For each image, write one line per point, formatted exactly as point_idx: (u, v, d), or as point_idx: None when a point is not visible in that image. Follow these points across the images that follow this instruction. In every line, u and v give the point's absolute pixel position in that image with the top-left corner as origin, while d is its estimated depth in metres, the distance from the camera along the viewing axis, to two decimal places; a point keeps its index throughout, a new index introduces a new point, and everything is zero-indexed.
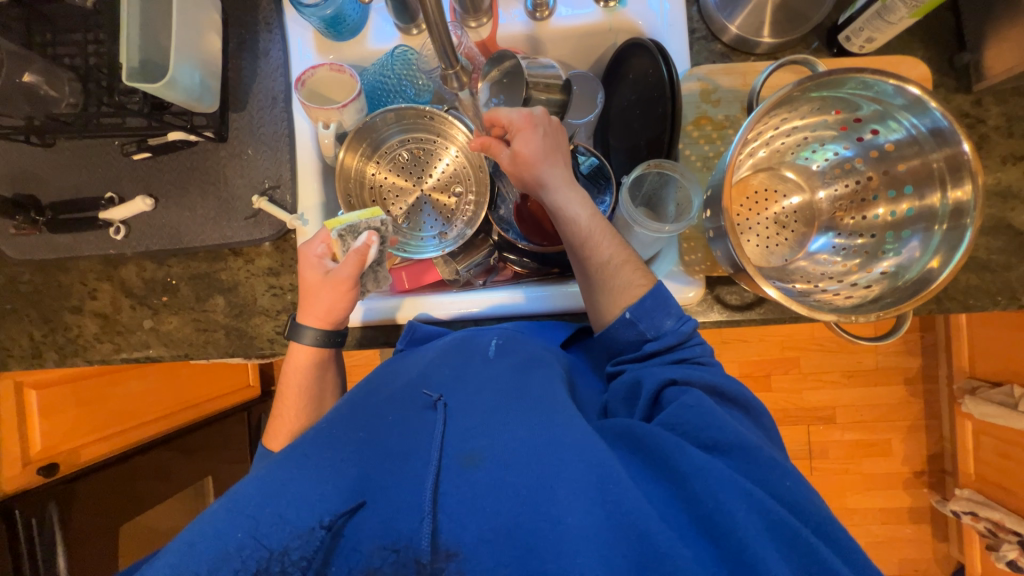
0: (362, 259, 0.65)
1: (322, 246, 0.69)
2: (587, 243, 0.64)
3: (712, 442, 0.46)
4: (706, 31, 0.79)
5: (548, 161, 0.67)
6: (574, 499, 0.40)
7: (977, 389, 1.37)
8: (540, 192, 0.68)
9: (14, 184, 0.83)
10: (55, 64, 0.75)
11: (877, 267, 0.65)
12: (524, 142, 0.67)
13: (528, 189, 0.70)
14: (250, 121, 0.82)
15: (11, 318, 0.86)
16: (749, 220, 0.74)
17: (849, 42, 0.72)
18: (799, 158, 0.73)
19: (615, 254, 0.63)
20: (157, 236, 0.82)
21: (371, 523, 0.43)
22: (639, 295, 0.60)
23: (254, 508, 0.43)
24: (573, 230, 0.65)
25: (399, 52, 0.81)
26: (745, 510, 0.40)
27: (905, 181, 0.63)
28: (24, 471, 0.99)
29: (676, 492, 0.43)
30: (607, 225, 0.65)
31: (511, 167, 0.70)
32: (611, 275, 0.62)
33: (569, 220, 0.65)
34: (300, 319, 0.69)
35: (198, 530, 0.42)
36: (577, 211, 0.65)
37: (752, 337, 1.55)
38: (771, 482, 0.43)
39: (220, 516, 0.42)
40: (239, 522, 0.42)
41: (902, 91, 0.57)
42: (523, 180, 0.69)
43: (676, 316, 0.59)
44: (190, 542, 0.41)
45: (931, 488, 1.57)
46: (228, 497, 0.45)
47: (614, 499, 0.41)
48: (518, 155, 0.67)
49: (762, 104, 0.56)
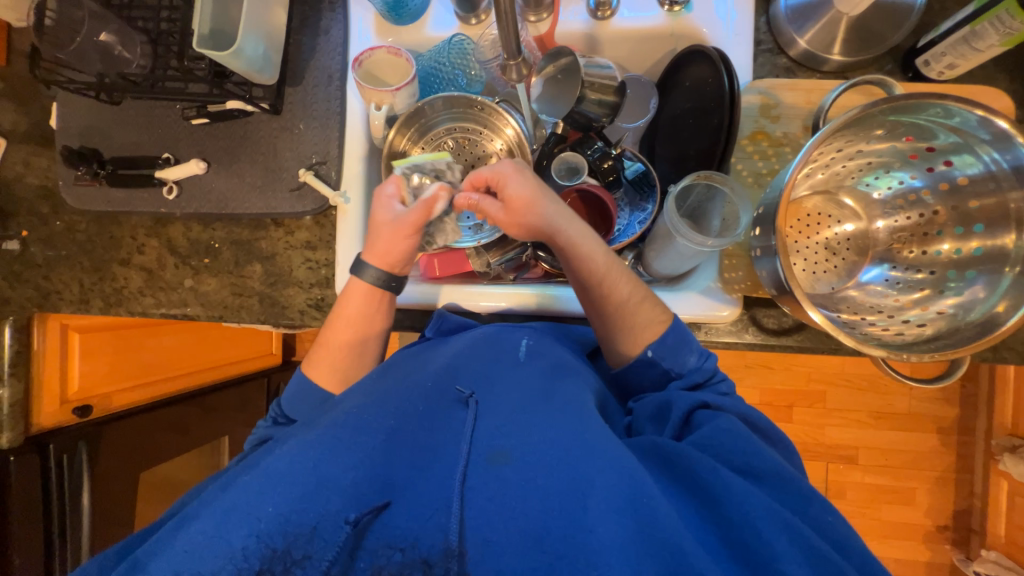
0: (428, 211, 0.66)
1: (393, 187, 0.70)
2: (604, 281, 0.64)
3: (744, 468, 0.46)
4: (772, 43, 0.76)
5: (543, 200, 0.65)
6: (606, 510, 0.41)
7: (1018, 448, 1.29)
8: (544, 233, 0.67)
9: (82, 137, 0.87)
10: (131, 27, 0.78)
11: (936, 306, 0.61)
12: (519, 188, 0.65)
13: (529, 233, 0.69)
14: (305, 96, 0.84)
15: (65, 264, 0.91)
16: (798, 243, 0.71)
17: (927, 67, 0.69)
18: (860, 183, 0.70)
19: (632, 291, 0.64)
20: (206, 199, 0.85)
21: (400, 516, 0.45)
22: (660, 331, 0.63)
23: (288, 485, 0.45)
24: (586, 271, 0.64)
25: (455, 40, 0.82)
26: (785, 542, 0.39)
27: (976, 219, 0.60)
28: (61, 409, 1.03)
29: (709, 514, 0.43)
30: (618, 261, 0.65)
31: (506, 218, 0.68)
32: (632, 312, 0.63)
33: (582, 259, 0.64)
34: (362, 255, 0.70)
35: (230, 502, 0.44)
36: (590, 249, 0.64)
37: (779, 365, 1.50)
38: (809, 514, 0.44)
39: (254, 487, 0.45)
40: (274, 493, 0.44)
41: (988, 124, 0.54)
42: (523, 228, 0.67)
43: (699, 353, 0.63)
44: (224, 509, 0.43)
45: (954, 545, 1.48)
46: (261, 470, 0.47)
47: (648, 515, 0.40)
48: (514, 201, 0.66)
49: (829, 125, 0.54)
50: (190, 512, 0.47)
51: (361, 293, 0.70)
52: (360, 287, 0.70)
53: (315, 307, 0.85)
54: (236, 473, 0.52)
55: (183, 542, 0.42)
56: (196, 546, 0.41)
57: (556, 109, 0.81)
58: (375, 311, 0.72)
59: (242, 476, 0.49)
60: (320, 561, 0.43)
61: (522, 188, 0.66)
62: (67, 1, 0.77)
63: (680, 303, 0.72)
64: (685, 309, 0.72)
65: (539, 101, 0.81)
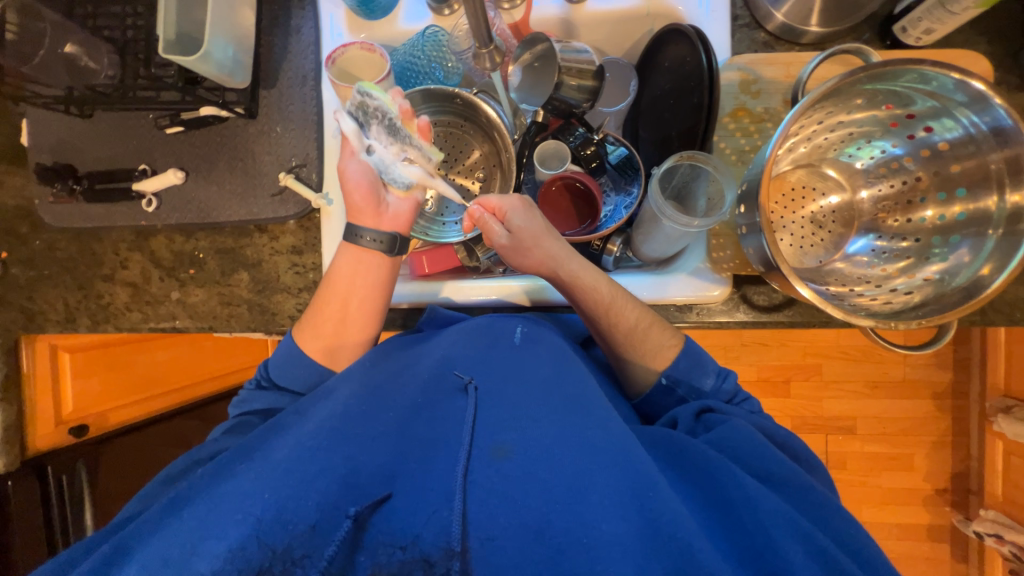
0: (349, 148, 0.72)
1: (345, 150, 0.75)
2: (610, 310, 0.64)
3: (757, 472, 0.49)
4: (749, 18, 0.75)
5: (549, 236, 0.66)
6: (610, 505, 0.42)
7: (1011, 408, 1.31)
8: (549, 269, 0.66)
9: (54, 154, 0.85)
10: (95, 36, 0.76)
11: (922, 273, 0.62)
12: (524, 222, 0.66)
13: (529, 267, 0.68)
14: (279, 99, 0.82)
15: (48, 284, 0.89)
16: (783, 219, 0.71)
17: (904, 33, 0.68)
18: (843, 155, 0.70)
19: (640, 316, 0.64)
20: (186, 209, 0.84)
21: (402, 511, 0.45)
22: (671, 357, 0.64)
23: (282, 475, 0.45)
24: (594, 302, 0.64)
25: (430, 34, 0.80)
26: (800, 552, 0.40)
27: (958, 183, 0.60)
28: (57, 431, 1.01)
29: (720, 511, 0.45)
30: (622, 289, 0.66)
31: (512, 250, 0.67)
32: (641, 339, 0.64)
33: (588, 291, 0.64)
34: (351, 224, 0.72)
35: (230, 491, 0.44)
36: (595, 280, 0.65)
37: (775, 341, 1.51)
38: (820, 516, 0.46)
39: (249, 482, 0.44)
40: (267, 485, 0.43)
41: (964, 86, 0.54)
42: (529, 261, 0.67)
43: (716, 374, 0.64)
44: (218, 500, 0.43)
45: (953, 507, 1.51)
46: (259, 464, 0.47)
47: (653, 509, 0.41)
48: (521, 234, 0.65)
49: (808, 96, 0.54)
50: (183, 496, 0.47)
51: (356, 252, 0.71)
52: (357, 249, 0.70)
53: (305, 311, 0.84)
54: (228, 460, 0.51)
55: (177, 528, 0.42)
56: (193, 531, 0.41)
57: (535, 98, 0.80)
58: (379, 287, 0.71)
59: (238, 466, 0.49)
60: (320, 558, 0.41)
61: (527, 224, 0.66)
62: (27, 14, 0.75)
63: (670, 286, 0.72)
64: (676, 291, 0.72)
65: (518, 90, 0.80)
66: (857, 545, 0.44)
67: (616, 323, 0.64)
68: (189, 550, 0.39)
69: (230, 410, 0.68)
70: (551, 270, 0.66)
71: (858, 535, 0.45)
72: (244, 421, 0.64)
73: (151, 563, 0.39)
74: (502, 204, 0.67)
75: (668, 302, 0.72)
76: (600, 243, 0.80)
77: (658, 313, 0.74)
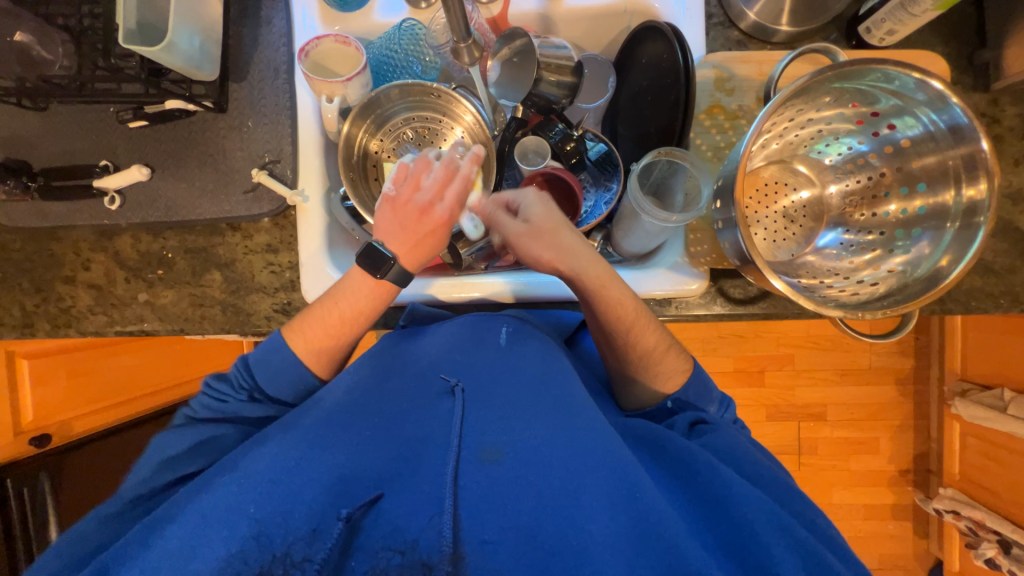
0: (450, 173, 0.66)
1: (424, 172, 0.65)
2: (632, 329, 0.62)
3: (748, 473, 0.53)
4: (723, 17, 0.76)
5: (569, 233, 0.64)
6: (598, 507, 0.43)
7: (967, 391, 1.39)
8: (566, 267, 0.63)
9: (6, 149, 0.80)
10: (48, 24, 0.72)
11: (886, 265, 0.64)
12: (541, 212, 0.64)
13: (543, 263, 0.64)
14: (251, 92, 0.80)
15: (2, 287, 0.84)
16: (758, 213, 0.73)
17: (869, 34, 0.71)
18: (813, 151, 0.72)
19: (659, 341, 0.63)
20: (153, 207, 0.80)
21: (393, 514, 0.45)
22: (681, 382, 0.65)
23: (267, 484, 0.45)
24: (615, 314, 0.62)
25: (407, 26, 0.79)
26: (783, 548, 0.42)
27: (919, 178, 0.62)
28: (16, 441, 0.99)
29: (708, 506, 0.47)
30: (644, 309, 0.64)
31: (526, 238, 0.63)
32: (653, 362, 0.64)
33: (611, 302, 0.62)
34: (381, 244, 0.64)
35: (215, 501, 0.44)
36: (620, 294, 0.62)
37: (750, 333, 1.55)
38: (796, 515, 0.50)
39: (232, 493, 0.44)
40: (252, 498, 0.44)
41: (924, 86, 0.57)
42: (544, 253, 0.63)
43: (719, 402, 0.67)
44: (202, 514, 0.43)
45: (915, 486, 1.60)
46: (238, 473, 0.47)
47: (642, 510, 0.43)
48: (537, 223, 0.63)
49: (780, 94, 0.55)
50: (166, 513, 0.46)
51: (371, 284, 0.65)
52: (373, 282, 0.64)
53: (283, 312, 0.82)
54: (211, 473, 0.50)
55: (163, 544, 0.42)
56: (180, 548, 0.41)
57: (515, 94, 0.80)
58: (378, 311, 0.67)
59: (219, 477, 0.48)
60: (316, 561, 0.41)
61: (550, 217, 0.64)
62: None
63: (650, 280, 0.73)
64: (656, 286, 0.73)
65: (496, 85, 0.81)
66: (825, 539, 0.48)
67: (634, 341, 0.63)
68: (179, 565, 0.40)
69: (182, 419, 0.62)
70: (570, 266, 0.62)
71: (824, 529, 0.50)
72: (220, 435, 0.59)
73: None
74: (517, 198, 0.66)
75: (649, 295, 0.73)
76: None
77: None
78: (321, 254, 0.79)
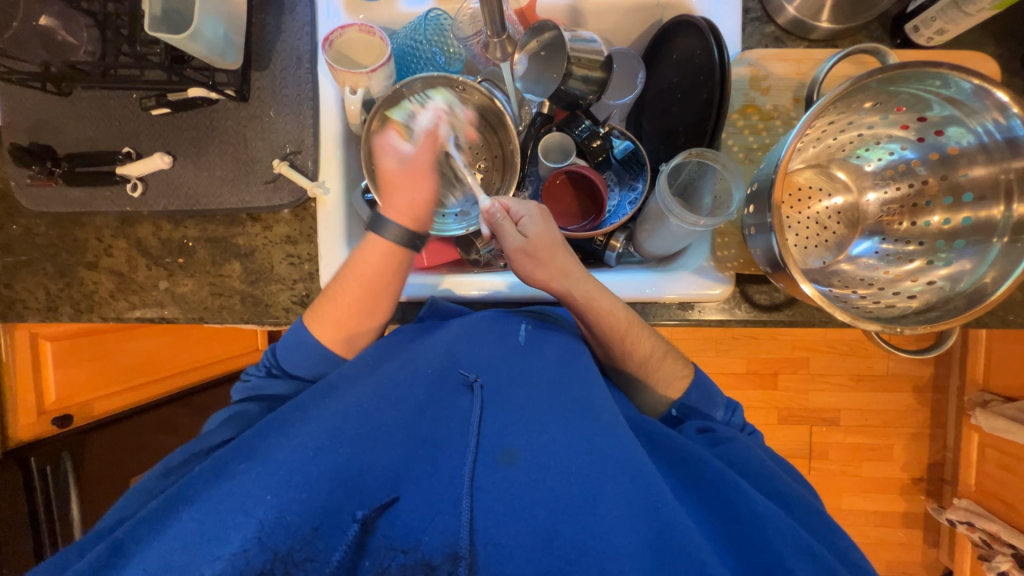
0: (433, 139, 0.72)
1: (393, 134, 0.72)
2: (627, 339, 0.64)
3: (768, 491, 0.52)
4: (761, 11, 0.73)
5: (562, 249, 0.65)
6: (621, 517, 0.42)
7: (989, 402, 1.36)
8: (564, 284, 0.64)
9: (32, 133, 0.81)
10: (73, 8, 0.71)
11: (927, 277, 0.62)
12: (540, 230, 0.64)
13: (540, 279, 0.65)
14: (273, 81, 0.79)
15: (27, 270, 0.85)
16: (790, 218, 0.71)
17: (916, 32, 0.68)
18: (854, 156, 0.70)
19: (655, 347, 0.65)
20: (174, 196, 0.80)
21: (407, 515, 0.44)
22: (683, 387, 0.65)
23: (285, 471, 0.44)
24: (610, 326, 0.64)
25: (433, 16, 0.77)
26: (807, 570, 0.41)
27: (965, 189, 0.60)
28: (38, 421, 1.01)
29: (729, 524, 0.46)
30: (637, 318, 0.66)
31: (523, 256, 0.64)
32: (653, 368, 0.65)
33: (605, 315, 0.63)
34: (380, 211, 0.68)
35: (231, 489, 0.43)
36: (611, 306, 0.64)
37: (765, 335, 1.53)
38: (820, 531, 0.49)
39: (249, 482, 0.43)
40: (268, 484, 0.43)
41: (986, 94, 0.54)
42: (541, 272, 0.64)
43: (725, 407, 0.65)
44: (217, 501, 0.42)
45: (928, 495, 1.57)
46: (260, 462, 0.46)
47: (662, 522, 0.41)
48: (534, 243, 0.63)
49: (823, 98, 0.53)
50: (182, 490, 0.46)
51: (380, 250, 0.66)
52: (380, 245, 0.66)
53: (301, 304, 0.82)
54: (226, 454, 0.49)
55: (177, 530, 0.41)
56: (192, 533, 0.40)
57: (541, 88, 0.78)
58: (385, 278, 0.67)
59: (238, 463, 0.48)
60: (328, 562, 0.41)
61: (545, 233, 0.64)
62: None
63: (672, 283, 0.71)
64: (677, 290, 0.71)
65: (522, 79, 0.77)
66: (847, 554, 0.48)
67: (631, 350, 0.65)
68: (192, 552, 0.39)
69: (235, 394, 0.66)
70: (563, 285, 0.64)
71: (850, 551, 0.48)
72: (244, 409, 0.61)
73: (156, 565, 0.39)
74: (518, 207, 0.66)
75: (669, 299, 0.72)
76: (603, 240, 0.78)
77: (658, 310, 0.74)
78: (340, 247, 0.79)
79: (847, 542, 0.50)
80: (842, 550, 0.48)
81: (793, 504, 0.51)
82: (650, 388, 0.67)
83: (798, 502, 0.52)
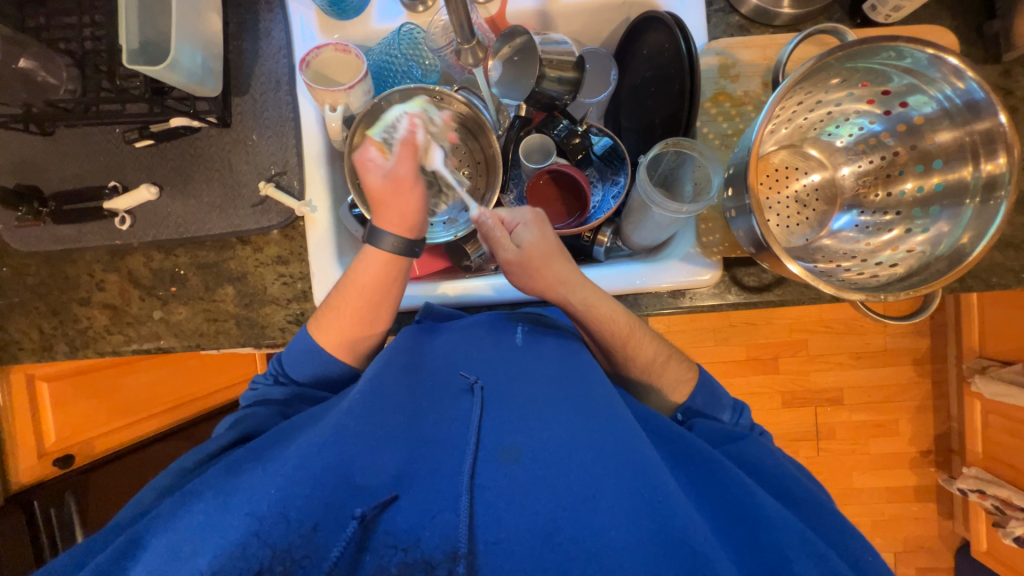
0: (413, 146, 0.67)
1: (374, 151, 0.67)
2: (628, 343, 0.65)
3: (774, 489, 0.54)
4: (723, 2, 0.76)
5: (558, 256, 0.65)
6: (619, 508, 0.43)
7: (987, 368, 1.37)
8: (560, 293, 0.65)
9: (17, 175, 0.81)
10: (52, 49, 0.73)
11: (904, 246, 0.63)
12: (533, 238, 0.65)
13: (536, 289, 0.66)
14: (254, 106, 0.80)
15: (19, 311, 0.85)
16: (769, 199, 0.73)
17: (874, 11, 0.70)
18: (824, 134, 0.71)
19: (658, 352, 0.66)
20: (164, 225, 0.81)
21: (405, 512, 0.44)
22: (687, 391, 0.65)
23: (286, 471, 0.44)
24: (609, 332, 0.64)
25: (405, 30, 0.80)
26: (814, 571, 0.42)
27: (934, 156, 0.62)
28: (41, 464, 1.01)
29: (734, 522, 0.46)
30: (638, 322, 0.66)
31: (518, 265, 0.65)
32: (658, 373, 0.66)
33: (603, 320, 0.64)
34: (376, 225, 0.67)
35: (235, 490, 0.44)
36: (610, 311, 0.64)
37: (760, 321, 1.54)
38: (829, 531, 0.50)
39: (258, 478, 0.44)
40: (272, 481, 0.43)
41: (938, 62, 0.56)
42: (538, 279, 0.65)
43: (732, 409, 0.64)
44: (224, 497, 0.43)
45: (937, 467, 1.58)
46: (268, 463, 0.47)
47: (663, 514, 0.42)
48: (528, 252, 0.64)
49: (789, 77, 0.55)
50: (194, 490, 0.46)
51: (379, 259, 0.66)
52: (379, 255, 0.66)
53: (297, 322, 0.82)
54: (239, 459, 0.50)
55: (186, 521, 0.42)
56: (198, 526, 0.41)
57: (517, 93, 0.79)
58: (384, 288, 0.66)
59: (251, 464, 0.48)
60: (330, 559, 0.40)
61: (541, 241, 0.65)
62: None
63: (663, 273, 0.72)
64: (668, 278, 0.72)
65: (498, 84, 0.79)
66: (851, 551, 0.49)
67: (635, 355, 0.66)
68: (195, 547, 0.40)
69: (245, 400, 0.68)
70: (560, 294, 0.65)
71: (856, 543, 0.50)
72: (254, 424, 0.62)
73: (162, 559, 0.39)
74: (512, 218, 0.68)
75: (659, 287, 0.73)
76: (591, 235, 0.80)
77: (650, 300, 0.75)
78: (332, 264, 0.79)
79: (858, 543, 0.50)
80: (851, 552, 0.49)
81: (791, 498, 0.53)
82: (644, 379, 0.67)
83: (802, 499, 0.53)
